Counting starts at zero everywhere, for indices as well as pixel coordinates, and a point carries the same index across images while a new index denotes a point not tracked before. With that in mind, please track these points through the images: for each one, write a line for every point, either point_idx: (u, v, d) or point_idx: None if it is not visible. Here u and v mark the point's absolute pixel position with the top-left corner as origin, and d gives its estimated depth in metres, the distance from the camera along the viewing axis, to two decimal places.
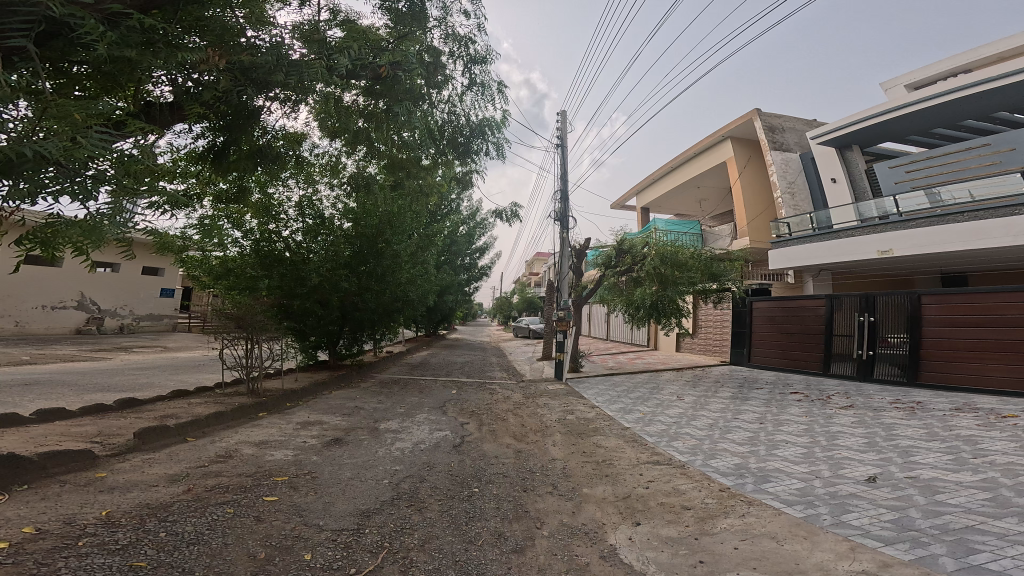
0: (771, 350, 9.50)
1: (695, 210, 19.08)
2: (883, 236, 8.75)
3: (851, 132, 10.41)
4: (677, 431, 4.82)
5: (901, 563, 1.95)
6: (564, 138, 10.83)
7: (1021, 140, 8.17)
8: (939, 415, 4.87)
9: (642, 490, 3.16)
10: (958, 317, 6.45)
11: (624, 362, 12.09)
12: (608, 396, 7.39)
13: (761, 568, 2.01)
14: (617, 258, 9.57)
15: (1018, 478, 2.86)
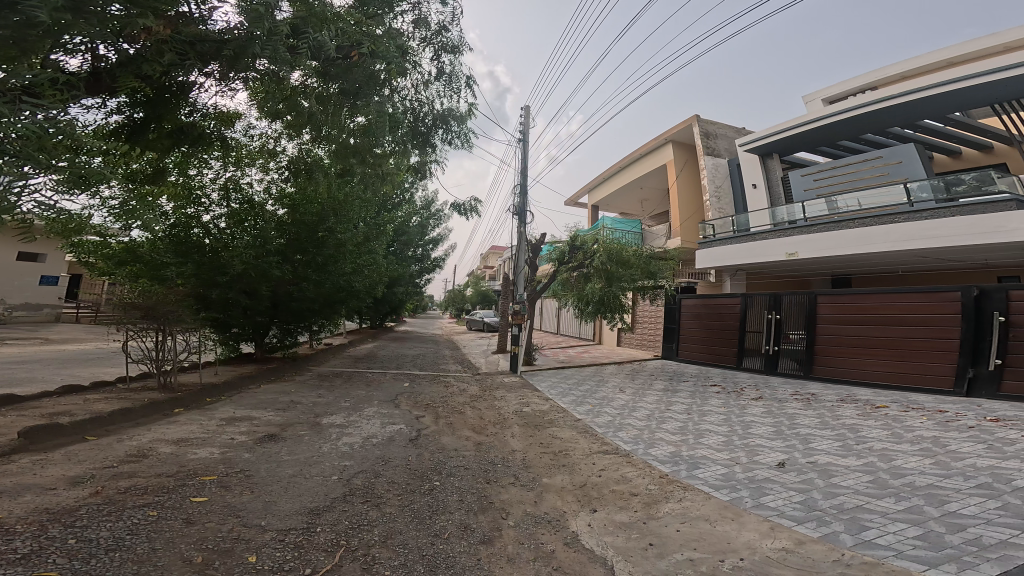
0: (695, 345, 10.36)
1: (638, 211, 20.20)
2: (791, 239, 9.79)
3: (780, 138, 11.25)
4: (621, 422, 5.13)
5: (811, 540, 2.25)
6: (526, 133, 10.90)
7: (906, 155, 9.41)
8: (829, 406, 5.67)
9: (596, 479, 3.35)
10: (843, 316, 7.45)
11: (572, 355, 12.53)
12: (561, 389, 7.64)
13: (700, 547, 2.24)
14: (570, 254, 9.89)
15: (890, 460, 3.42)
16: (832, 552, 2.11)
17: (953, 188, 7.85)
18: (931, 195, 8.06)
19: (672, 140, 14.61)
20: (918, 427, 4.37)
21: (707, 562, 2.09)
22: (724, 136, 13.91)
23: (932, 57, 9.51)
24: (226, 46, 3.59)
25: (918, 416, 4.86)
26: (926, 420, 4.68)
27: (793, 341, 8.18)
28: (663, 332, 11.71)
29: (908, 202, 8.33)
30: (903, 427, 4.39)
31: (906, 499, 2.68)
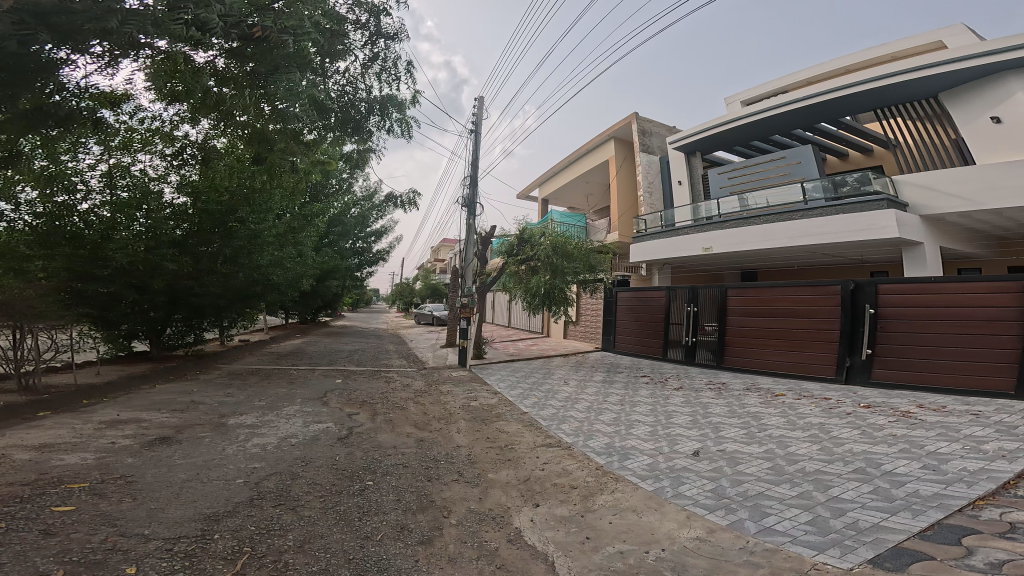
0: (630, 338, 11.02)
1: (584, 206, 20.95)
2: (707, 234, 10.71)
3: (702, 138, 12.12)
4: (564, 414, 5.30)
5: (721, 528, 2.49)
6: (479, 124, 10.74)
7: (804, 155, 10.32)
8: (737, 394, 6.34)
9: (540, 472, 3.45)
10: (747, 308, 8.35)
11: (521, 348, 12.73)
12: (510, 381, 7.75)
13: (629, 539, 2.39)
14: (519, 247, 10.04)
15: (786, 447, 3.90)
16: (739, 540, 2.35)
17: (840, 188, 8.81)
18: (821, 195, 9.02)
19: (615, 137, 15.31)
20: (808, 414, 5.04)
21: (635, 554, 2.24)
22: (658, 134, 14.85)
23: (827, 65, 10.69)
24: (90, 17, 3.22)
25: (807, 403, 5.60)
26: (815, 407, 5.39)
27: (709, 332, 9.00)
28: (602, 325, 12.28)
29: (803, 202, 9.30)
30: (797, 415, 5.02)
31: (799, 485, 3.07)
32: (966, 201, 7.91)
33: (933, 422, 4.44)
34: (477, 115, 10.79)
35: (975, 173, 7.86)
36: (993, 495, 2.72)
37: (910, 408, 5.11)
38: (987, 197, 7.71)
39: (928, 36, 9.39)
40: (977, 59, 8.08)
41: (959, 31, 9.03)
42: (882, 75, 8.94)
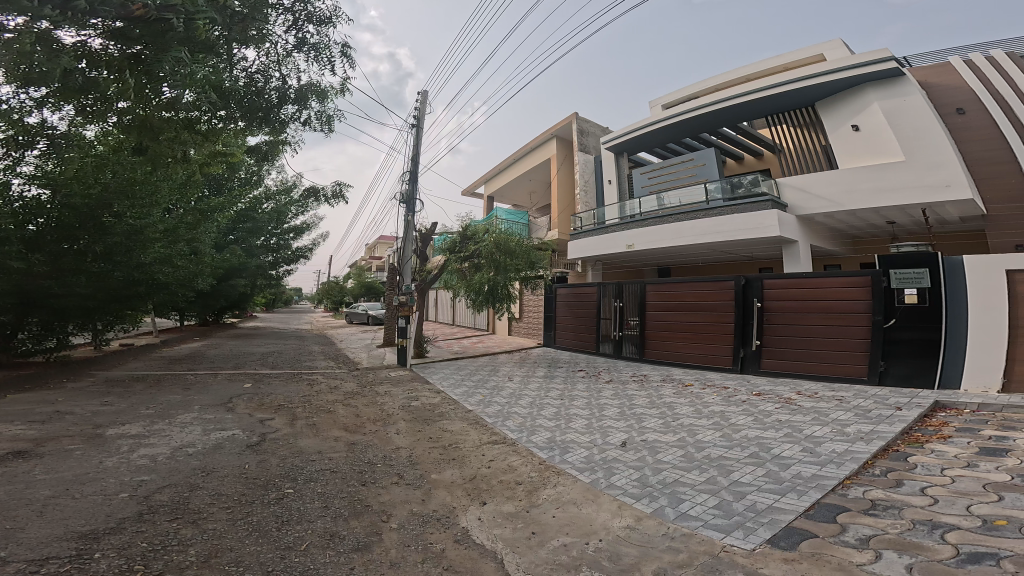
0: (567, 333, 11.49)
1: (527, 203, 21.32)
2: (631, 233, 11.43)
3: (628, 140, 12.68)
4: (508, 411, 5.39)
5: (646, 516, 2.72)
6: (421, 120, 10.39)
7: (708, 158, 10.97)
8: (658, 386, 6.91)
9: (485, 470, 3.48)
10: (661, 303, 9.05)
11: (465, 345, 12.68)
12: (453, 379, 7.71)
13: (571, 532, 2.52)
14: (462, 245, 9.99)
15: (694, 435, 4.34)
16: (661, 526, 2.58)
17: (738, 189, 9.65)
18: (721, 195, 9.86)
19: (556, 136, 15.71)
20: (713, 403, 5.64)
21: (577, 546, 2.37)
22: (594, 134, 15.58)
23: (732, 72, 11.43)
24: None
25: (714, 393, 6.27)
26: (717, 396, 6.04)
27: (631, 326, 9.64)
28: (544, 321, 12.62)
29: (705, 201, 10.11)
30: (707, 404, 5.59)
31: (706, 470, 3.44)
32: (831, 203, 9.03)
33: (809, 408, 5.21)
34: (420, 109, 10.43)
35: (838, 178, 8.98)
36: (857, 475, 3.27)
37: (791, 395, 5.94)
38: (846, 199, 8.87)
39: (813, 48, 10.22)
40: (849, 72, 9.01)
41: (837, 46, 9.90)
42: (775, 84, 9.85)
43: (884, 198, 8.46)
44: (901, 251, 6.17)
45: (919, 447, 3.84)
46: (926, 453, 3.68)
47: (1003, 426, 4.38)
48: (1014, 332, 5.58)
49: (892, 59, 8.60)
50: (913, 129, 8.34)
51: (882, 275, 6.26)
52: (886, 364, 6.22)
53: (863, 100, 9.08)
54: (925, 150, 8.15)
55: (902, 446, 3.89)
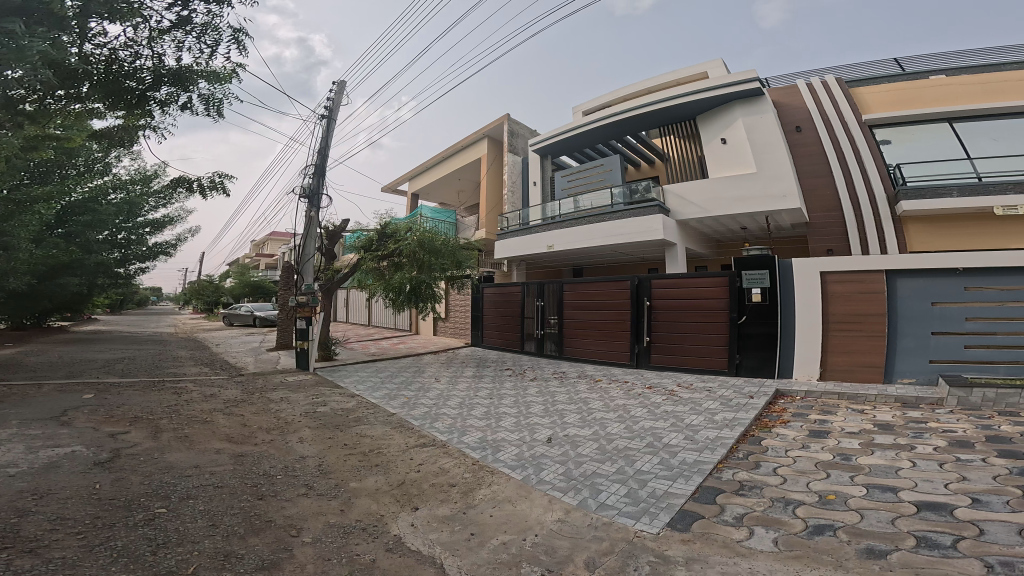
0: (493, 332, 11.67)
1: (453, 201, 21.15)
2: (551, 234, 11.90)
3: (546, 143, 13.33)
4: (436, 412, 5.31)
5: (575, 508, 2.87)
6: (332, 110, 9.71)
7: (613, 164, 11.67)
8: (578, 382, 7.31)
9: (414, 475, 3.39)
10: (576, 302, 9.55)
11: (386, 347, 12.19)
12: (371, 382, 7.35)
13: (510, 529, 2.57)
14: (379, 242, 9.54)
15: (609, 428, 4.67)
16: (586, 517, 2.74)
17: (635, 195, 10.43)
18: (622, 200, 10.61)
19: (487, 136, 15.81)
20: (617, 397, 6.13)
21: (516, 543, 2.42)
22: (523, 137, 16.01)
23: (643, 82, 12.27)
24: None
25: (623, 387, 6.81)
26: (622, 390, 6.57)
27: (552, 324, 10.07)
28: (470, 321, 12.67)
29: (610, 205, 10.84)
30: (622, 398, 6.06)
31: (615, 461, 3.73)
32: (702, 209, 10.22)
33: (686, 398, 5.92)
34: (332, 100, 9.75)
35: (707, 187, 10.20)
36: (726, 459, 3.80)
37: (674, 387, 6.67)
38: (713, 207, 10.10)
39: (699, 65, 11.52)
40: (724, 87, 10.25)
41: (719, 66, 11.28)
42: (674, 96, 10.77)
43: (742, 206, 9.78)
44: (748, 253, 7.11)
45: (768, 432, 4.57)
46: (772, 437, 4.41)
47: (822, 410, 5.41)
48: (826, 326, 6.75)
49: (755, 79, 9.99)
50: (763, 145, 9.75)
51: (736, 275, 7.21)
52: (741, 356, 7.19)
53: (733, 113, 10.33)
54: (772, 166, 9.58)
55: (754, 431, 4.60)
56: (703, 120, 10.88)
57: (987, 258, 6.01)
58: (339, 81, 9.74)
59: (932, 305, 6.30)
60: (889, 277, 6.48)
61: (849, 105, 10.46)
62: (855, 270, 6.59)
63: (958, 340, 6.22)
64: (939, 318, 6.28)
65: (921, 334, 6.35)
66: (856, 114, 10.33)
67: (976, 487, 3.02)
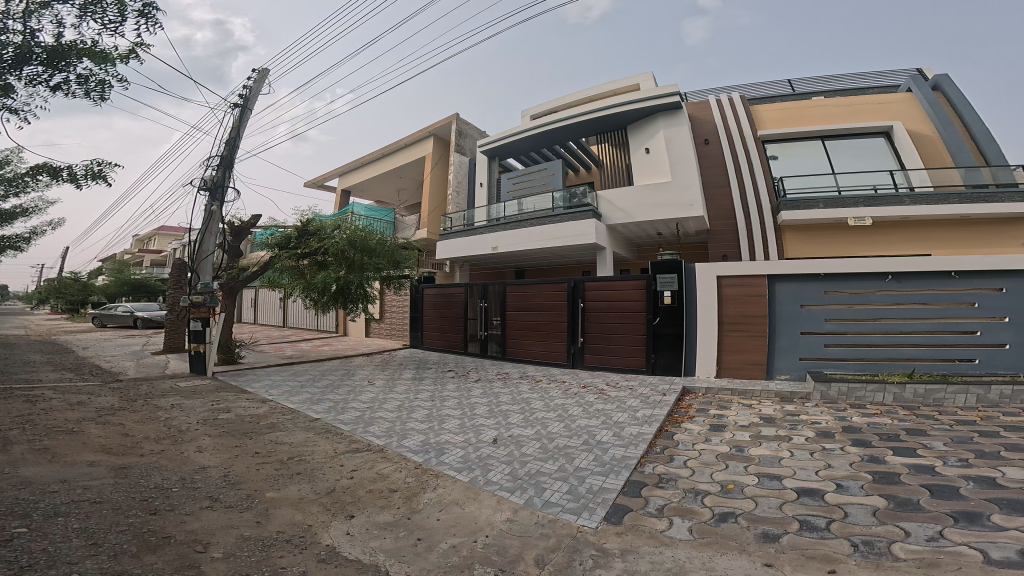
0: (435, 334, 11.49)
1: (392, 198, 20.53)
2: (494, 236, 11.99)
3: (490, 144, 13.51)
4: (371, 416, 5.09)
5: (522, 507, 2.90)
6: (249, 100, 9.02)
7: (555, 168, 11.96)
8: (519, 383, 7.39)
9: (347, 481, 3.23)
10: (517, 303, 9.68)
11: (305, 349, 11.58)
12: (288, 387, 6.86)
13: (458, 532, 2.54)
14: (299, 239, 8.98)
15: (551, 428, 4.79)
16: (535, 516, 2.78)
17: (573, 199, 10.82)
18: (562, 204, 10.95)
19: (435, 134, 15.58)
20: (557, 397, 6.31)
21: (466, 545, 2.40)
22: (472, 138, 16.00)
23: (585, 91, 12.72)
24: None
25: (560, 387, 7.03)
26: (560, 390, 6.78)
27: (495, 325, 10.10)
28: (409, 322, 12.40)
29: (551, 209, 11.14)
30: (560, 398, 6.24)
31: (558, 459, 3.83)
32: (626, 214, 10.84)
33: (614, 397, 6.23)
34: (251, 88, 9.04)
35: (631, 194, 10.84)
36: (647, 454, 4.06)
37: (604, 386, 7.03)
38: (636, 213, 10.74)
39: (632, 77, 12.17)
40: (651, 99, 10.88)
41: (649, 80, 11.98)
42: (610, 107, 11.31)
43: (658, 212, 10.51)
44: (662, 258, 7.64)
45: (679, 427, 4.98)
46: (682, 431, 4.81)
47: (720, 405, 6.00)
48: (720, 327, 7.32)
49: (674, 94, 10.68)
50: (678, 156, 10.54)
51: (652, 278, 7.74)
52: (655, 356, 7.72)
53: (657, 124, 11.01)
54: (684, 175, 10.37)
55: (668, 427, 4.99)
56: (634, 130, 11.49)
57: (844, 264, 6.72)
58: (261, 69, 9.08)
59: (801, 307, 6.97)
60: (770, 281, 7.10)
61: (748, 123, 11.83)
62: (744, 274, 7.22)
63: (820, 339, 6.89)
64: (806, 319, 6.94)
65: (792, 334, 7.00)
66: (753, 129, 11.73)
67: (838, 473, 3.50)
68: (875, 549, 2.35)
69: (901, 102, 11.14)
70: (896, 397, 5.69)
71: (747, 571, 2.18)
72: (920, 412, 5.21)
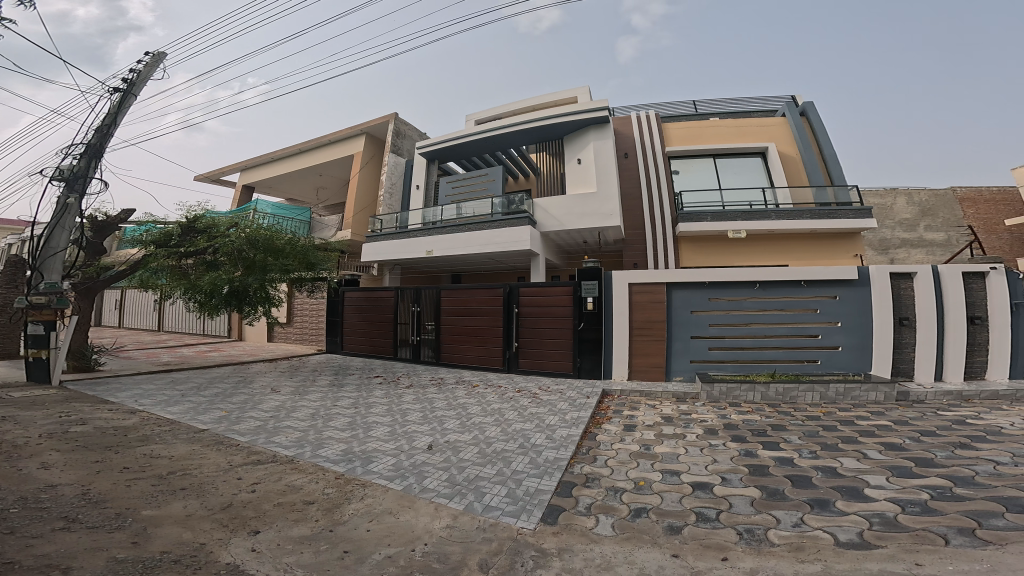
0: (359, 339, 10.98)
1: (309, 196, 19.37)
2: (429, 239, 11.75)
3: (428, 146, 13.26)
4: (276, 426, 4.68)
5: (463, 513, 2.83)
6: (135, 85, 7.99)
7: (494, 175, 12.04)
8: (451, 388, 7.26)
9: (248, 495, 2.93)
10: (452, 308, 9.56)
11: (187, 355, 10.35)
12: (166, 396, 6.07)
13: (393, 542, 2.41)
14: (182, 238, 8.34)
15: (487, 432, 4.77)
16: (475, 520, 2.74)
17: (512, 205, 10.96)
18: (500, 210, 11.03)
19: (368, 133, 15.06)
20: (493, 401, 6.33)
21: (403, 554, 2.29)
22: (410, 138, 15.65)
23: (527, 100, 13.02)
24: None
25: (486, 391, 7.05)
26: (496, 395, 6.78)
27: (428, 330, 9.88)
28: (325, 325, 11.83)
29: (489, 215, 11.17)
30: (490, 402, 6.24)
31: (496, 464, 3.81)
32: (558, 222, 11.23)
33: (544, 401, 6.38)
34: (139, 72, 8.01)
35: (560, 203, 11.27)
36: (576, 455, 4.21)
37: (538, 390, 7.18)
38: (566, 221, 11.19)
39: (570, 90, 12.72)
40: (585, 111, 11.38)
41: (586, 93, 12.57)
42: (550, 117, 11.69)
43: (585, 221, 11.02)
44: (585, 265, 8.05)
45: (600, 428, 5.24)
46: (604, 432, 5.06)
47: (633, 406, 6.41)
48: (634, 332, 7.83)
49: (605, 109, 11.29)
50: (602, 168, 11.19)
51: (578, 284, 8.09)
52: (580, 360, 8.06)
53: (590, 136, 11.60)
54: (606, 187, 11.00)
55: (592, 428, 5.21)
56: (570, 140, 11.98)
57: (722, 275, 7.47)
58: (155, 52, 8.13)
59: (691, 313, 7.65)
60: (668, 289, 7.73)
61: (658, 138, 12.87)
62: (652, 282, 7.75)
63: (705, 343, 7.62)
64: (694, 324, 7.64)
65: (683, 338, 7.67)
66: (662, 144, 12.80)
67: (724, 466, 3.91)
68: (756, 536, 2.65)
69: (777, 126, 12.61)
70: (762, 395, 6.46)
71: (661, 562, 2.33)
72: (781, 409, 5.98)
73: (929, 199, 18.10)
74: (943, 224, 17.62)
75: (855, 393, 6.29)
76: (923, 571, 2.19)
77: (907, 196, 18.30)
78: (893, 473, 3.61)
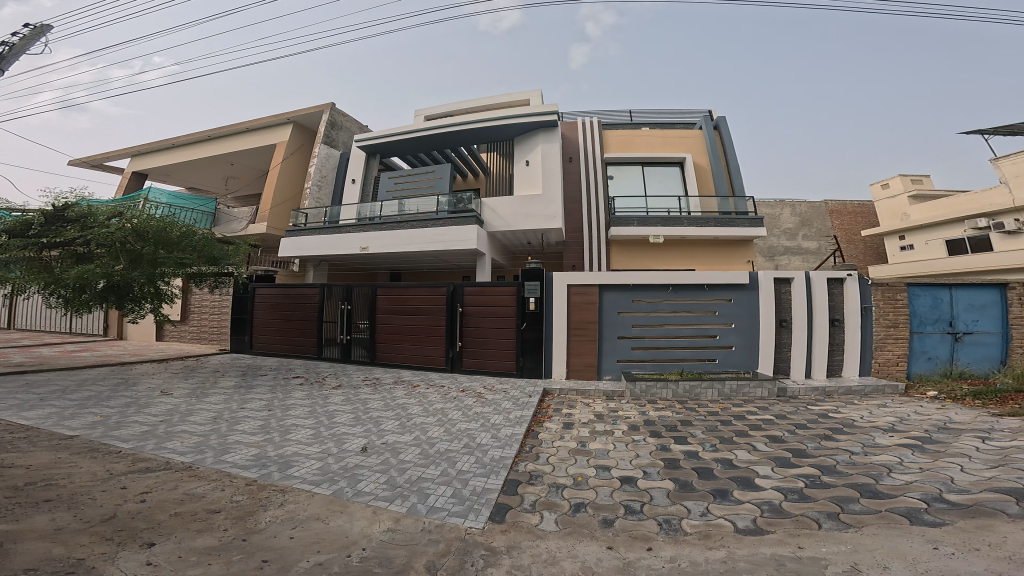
0: (273, 338, 10.22)
1: (219, 185, 17.65)
2: (367, 235, 11.20)
3: (371, 139, 12.71)
4: (169, 431, 4.18)
5: (404, 515, 2.72)
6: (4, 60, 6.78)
7: (441, 173, 11.81)
8: (387, 388, 6.97)
9: (138, 506, 2.57)
10: (389, 306, 9.20)
11: (46, 355, 8.93)
12: (21, 401, 5.16)
13: (324, 549, 2.24)
14: (42, 227, 6.90)
15: (426, 432, 4.62)
16: (418, 522, 2.64)
17: (459, 204, 10.82)
18: (447, 208, 10.83)
19: (296, 121, 14.14)
20: (434, 400, 6.19)
21: (337, 561, 2.14)
22: (347, 129, 14.90)
23: (478, 100, 12.98)
24: None
25: (415, 391, 6.85)
26: (439, 394, 6.61)
27: (361, 329, 9.43)
28: (230, 323, 10.88)
29: (434, 212, 10.92)
30: (426, 402, 6.08)
31: (439, 464, 3.71)
32: (506, 223, 11.29)
33: (486, 400, 6.35)
34: (13, 46, 6.83)
35: (506, 203, 11.35)
36: (520, 453, 4.22)
37: (481, 389, 7.15)
38: (513, 222, 11.27)
39: (521, 93, 12.89)
40: (536, 114, 11.56)
41: (538, 97, 12.80)
42: (503, 118, 11.75)
43: (530, 223, 11.17)
44: (529, 265, 8.16)
45: (540, 426, 5.30)
46: (544, 430, 5.13)
47: (570, 404, 6.59)
48: (571, 333, 8.07)
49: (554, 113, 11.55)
50: (548, 171, 11.46)
51: (521, 285, 8.18)
52: (522, 360, 8.15)
53: (538, 139, 11.81)
54: (551, 190, 11.28)
55: (534, 426, 5.27)
56: (520, 141, 12.10)
57: (644, 277, 7.95)
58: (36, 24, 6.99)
59: (619, 314, 8.04)
60: (601, 291, 8.07)
61: (597, 145, 13.45)
62: (594, 283, 8.04)
63: (629, 343, 8.03)
64: (620, 324, 8.03)
65: (610, 338, 8.04)
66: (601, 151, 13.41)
67: (645, 461, 4.13)
68: (673, 525, 2.82)
69: (693, 138, 13.52)
70: (673, 392, 6.95)
71: (598, 554, 2.39)
72: (687, 405, 6.48)
73: (808, 211, 20.55)
74: (816, 234, 20.18)
75: (745, 390, 6.92)
76: (804, 552, 2.46)
77: (792, 208, 20.55)
78: (776, 464, 4.05)
